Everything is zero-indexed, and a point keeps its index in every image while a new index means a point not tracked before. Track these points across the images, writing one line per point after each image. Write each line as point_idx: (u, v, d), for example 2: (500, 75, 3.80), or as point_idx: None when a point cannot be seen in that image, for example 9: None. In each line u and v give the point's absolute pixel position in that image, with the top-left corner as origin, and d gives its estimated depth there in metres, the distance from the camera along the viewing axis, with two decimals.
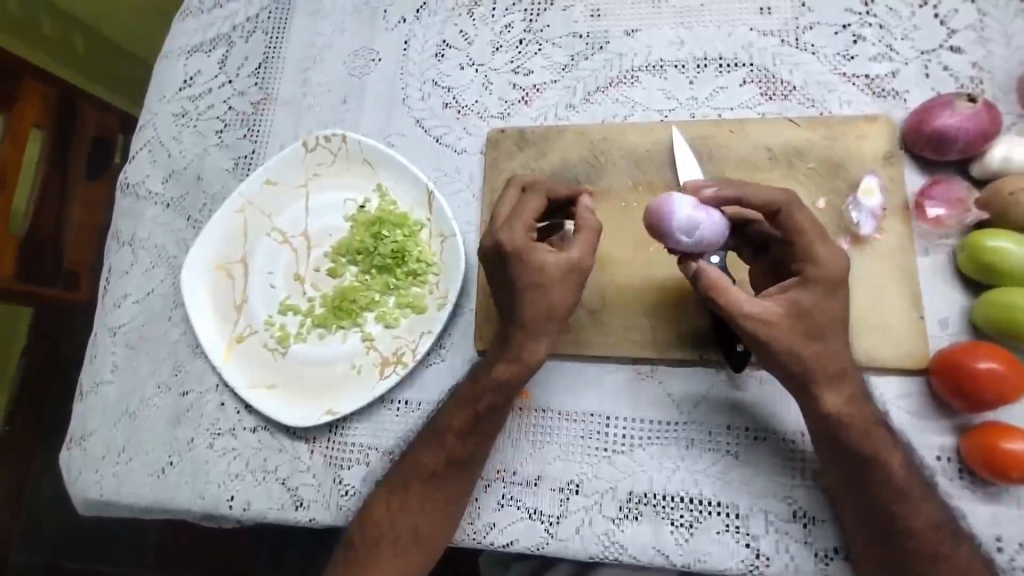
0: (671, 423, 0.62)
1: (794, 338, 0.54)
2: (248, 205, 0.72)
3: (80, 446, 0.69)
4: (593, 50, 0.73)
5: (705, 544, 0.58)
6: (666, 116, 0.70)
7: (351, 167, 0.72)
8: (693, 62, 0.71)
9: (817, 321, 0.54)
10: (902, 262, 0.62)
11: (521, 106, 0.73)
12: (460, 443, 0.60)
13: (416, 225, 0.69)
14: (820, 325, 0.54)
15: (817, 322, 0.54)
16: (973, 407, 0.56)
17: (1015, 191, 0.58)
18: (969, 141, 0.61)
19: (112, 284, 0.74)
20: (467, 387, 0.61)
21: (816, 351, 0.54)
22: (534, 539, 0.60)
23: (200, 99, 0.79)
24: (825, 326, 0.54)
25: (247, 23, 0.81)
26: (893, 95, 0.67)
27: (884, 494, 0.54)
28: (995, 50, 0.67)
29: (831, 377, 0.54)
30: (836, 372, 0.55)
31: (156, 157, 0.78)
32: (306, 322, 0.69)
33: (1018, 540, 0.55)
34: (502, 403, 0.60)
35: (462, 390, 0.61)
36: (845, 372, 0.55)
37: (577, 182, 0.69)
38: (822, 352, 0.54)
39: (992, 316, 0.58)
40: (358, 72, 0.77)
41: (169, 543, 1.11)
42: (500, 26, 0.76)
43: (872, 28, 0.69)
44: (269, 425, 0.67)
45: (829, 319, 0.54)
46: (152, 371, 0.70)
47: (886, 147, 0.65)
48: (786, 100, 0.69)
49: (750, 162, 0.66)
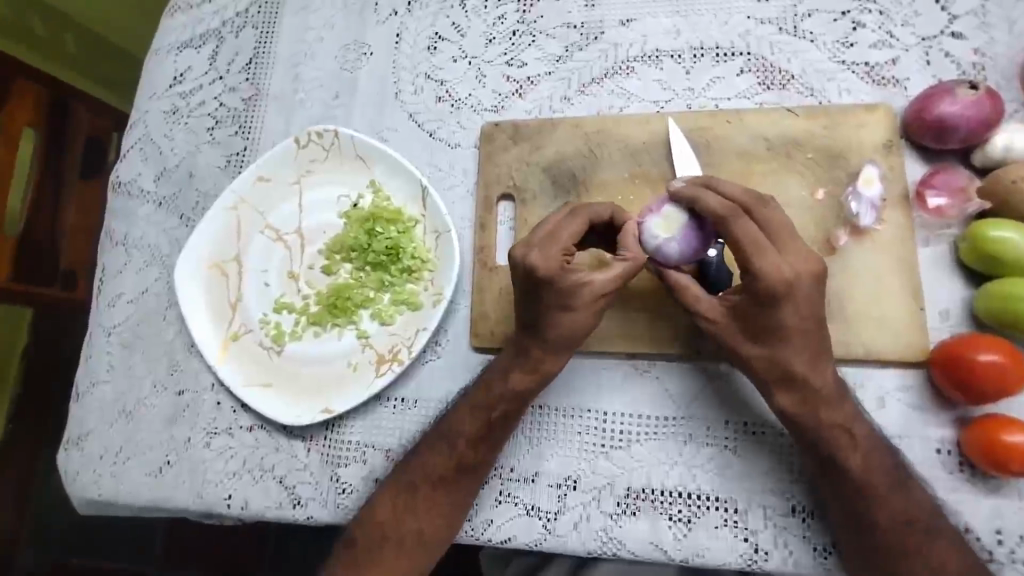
0: (669, 418, 0.61)
1: (759, 339, 0.54)
2: (240, 203, 0.71)
3: (77, 446, 0.69)
4: (588, 40, 0.72)
5: (704, 538, 0.58)
6: (662, 107, 0.69)
7: (344, 162, 0.71)
8: (690, 52, 0.70)
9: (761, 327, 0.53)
10: (902, 255, 0.61)
11: (515, 99, 0.72)
12: (474, 449, 0.60)
13: (410, 221, 0.69)
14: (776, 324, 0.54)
15: (760, 329, 0.54)
16: (974, 400, 0.56)
17: (1016, 181, 0.57)
18: (970, 130, 0.60)
19: (107, 284, 0.74)
20: (478, 394, 0.61)
21: (756, 354, 0.54)
22: (532, 535, 0.60)
23: (191, 96, 0.79)
24: (781, 336, 0.53)
25: (237, 17, 0.80)
26: (893, 83, 0.66)
27: (881, 486, 0.53)
28: (997, 36, 0.65)
29: (774, 380, 0.55)
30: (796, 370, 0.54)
31: (147, 155, 0.78)
32: (301, 320, 0.69)
33: (1019, 533, 0.55)
34: (517, 409, 0.60)
35: (474, 395, 0.61)
36: (792, 379, 0.54)
37: (571, 175, 0.68)
38: (764, 356, 0.54)
39: (993, 307, 0.57)
40: (349, 66, 0.76)
41: (173, 540, 1.12)
42: (492, 17, 0.74)
43: (872, 14, 0.68)
44: (266, 424, 0.66)
45: (772, 326, 0.53)
46: (148, 370, 0.70)
47: (885, 137, 0.64)
48: (784, 90, 0.68)
49: (747, 153, 0.65)
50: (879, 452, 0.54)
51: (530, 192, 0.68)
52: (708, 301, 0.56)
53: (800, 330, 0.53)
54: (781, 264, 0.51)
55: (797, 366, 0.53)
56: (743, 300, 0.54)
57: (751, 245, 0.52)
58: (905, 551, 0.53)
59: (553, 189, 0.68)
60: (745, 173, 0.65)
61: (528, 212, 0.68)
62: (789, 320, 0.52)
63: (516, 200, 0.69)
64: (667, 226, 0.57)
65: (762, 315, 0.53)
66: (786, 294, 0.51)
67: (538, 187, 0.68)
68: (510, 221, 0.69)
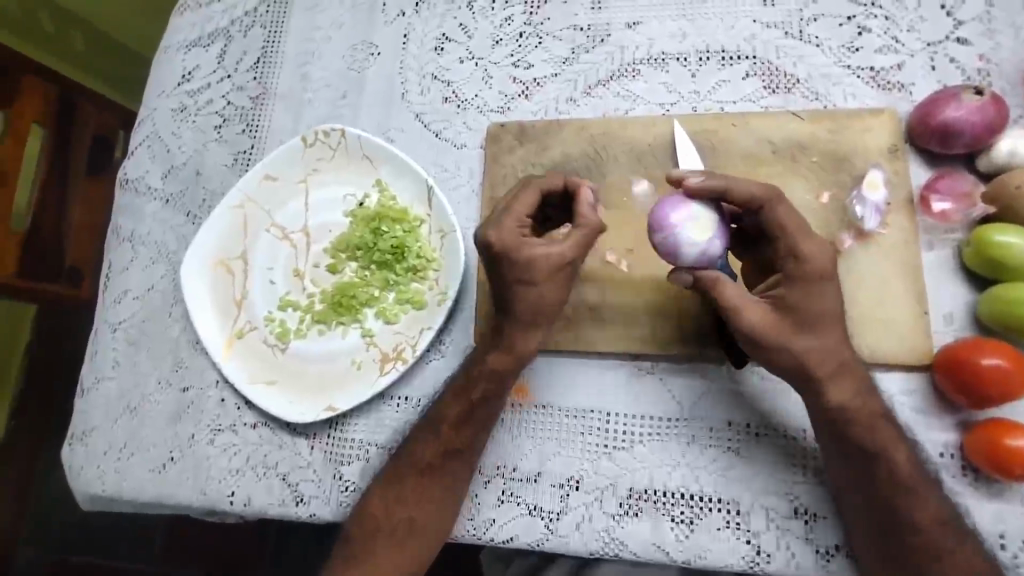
0: (672, 419, 0.61)
1: (808, 329, 0.53)
2: (247, 201, 0.71)
3: (81, 441, 0.69)
4: (594, 43, 0.73)
5: (706, 540, 0.58)
6: (668, 110, 0.69)
7: (351, 162, 0.72)
8: (696, 55, 0.70)
9: (807, 315, 0.53)
10: (907, 258, 0.61)
11: (521, 100, 0.72)
12: (457, 433, 0.61)
13: (416, 221, 0.69)
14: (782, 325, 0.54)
15: (808, 320, 0.53)
16: (977, 404, 0.56)
17: (1021, 186, 0.57)
18: (975, 134, 0.60)
19: (113, 280, 0.74)
20: (466, 384, 0.61)
21: (809, 346, 0.53)
22: (534, 535, 0.60)
23: (199, 94, 0.79)
24: (825, 322, 0.53)
25: (245, 17, 0.80)
26: (898, 88, 0.66)
27: (885, 487, 0.53)
28: (1002, 42, 0.66)
29: (801, 378, 0.54)
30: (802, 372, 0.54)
31: (155, 153, 0.78)
32: (306, 318, 0.69)
33: (1022, 538, 0.55)
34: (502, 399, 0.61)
35: (460, 384, 0.61)
36: (844, 368, 0.54)
37: (577, 176, 0.68)
38: (818, 349, 0.53)
39: (997, 311, 0.57)
40: (357, 66, 0.77)
41: (173, 537, 1.12)
42: (500, 19, 0.75)
43: (878, 19, 0.68)
44: (270, 421, 0.66)
45: (816, 314, 0.53)
46: (152, 366, 0.70)
47: (890, 141, 0.64)
48: (789, 94, 0.68)
49: (752, 156, 0.66)
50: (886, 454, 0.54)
51: None
52: (743, 298, 0.54)
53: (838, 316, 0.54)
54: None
55: (843, 354, 0.54)
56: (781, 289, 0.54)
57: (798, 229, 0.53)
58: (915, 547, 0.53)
59: None
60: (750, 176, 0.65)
61: None
62: (830, 304, 0.53)
63: None
64: (705, 228, 0.54)
65: (810, 302, 0.53)
66: (826, 275, 0.53)
67: None
68: None
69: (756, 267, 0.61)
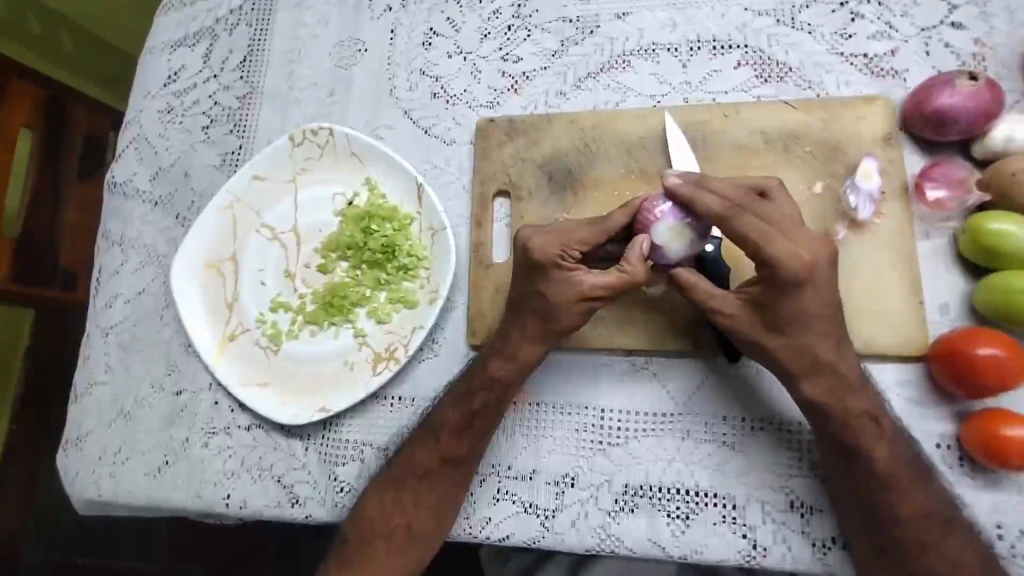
0: (667, 415, 0.61)
1: (781, 330, 0.54)
2: (236, 202, 0.71)
3: (76, 446, 0.69)
4: (584, 34, 0.72)
5: (702, 535, 0.58)
6: (659, 101, 0.68)
7: (340, 160, 0.71)
8: (686, 45, 0.69)
9: (783, 315, 0.53)
10: (901, 247, 0.61)
11: (510, 94, 0.72)
12: (452, 437, 0.60)
13: (406, 218, 0.68)
14: (780, 321, 0.53)
15: (777, 319, 0.53)
16: (973, 394, 0.55)
17: (1016, 173, 0.56)
18: (970, 121, 0.59)
19: (104, 284, 0.74)
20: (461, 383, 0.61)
21: (790, 340, 0.54)
22: (529, 533, 0.60)
23: (186, 95, 0.78)
24: (801, 326, 0.53)
25: (230, 15, 0.79)
26: (892, 74, 0.65)
27: (895, 482, 0.52)
28: (997, 26, 0.65)
29: (797, 372, 0.54)
30: (801, 367, 0.54)
31: (143, 155, 0.77)
32: (298, 318, 0.68)
33: (1020, 527, 0.54)
34: (497, 401, 0.60)
35: (457, 387, 0.61)
36: (818, 369, 0.54)
37: (567, 170, 0.67)
38: (785, 348, 0.54)
39: (994, 300, 0.57)
40: (344, 63, 0.76)
41: (177, 537, 1.12)
42: (487, 11, 0.74)
43: (870, 5, 0.67)
44: (264, 423, 0.66)
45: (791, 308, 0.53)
46: (145, 370, 0.70)
47: (884, 129, 0.63)
48: (782, 82, 0.67)
49: (744, 147, 0.65)
50: (894, 447, 0.53)
51: (526, 187, 0.68)
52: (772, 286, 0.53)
53: (819, 320, 0.53)
54: (791, 252, 0.51)
55: (823, 352, 0.54)
56: (762, 289, 0.53)
57: (761, 235, 0.52)
58: (924, 541, 0.53)
59: (549, 184, 0.67)
60: (742, 168, 0.64)
61: (524, 209, 0.68)
62: (818, 304, 0.53)
63: (512, 196, 0.68)
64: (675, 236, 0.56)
65: (782, 304, 0.53)
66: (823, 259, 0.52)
67: (534, 181, 0.68)
68: (506, 217, 0.69)
69: (736, 263, 0.62)
